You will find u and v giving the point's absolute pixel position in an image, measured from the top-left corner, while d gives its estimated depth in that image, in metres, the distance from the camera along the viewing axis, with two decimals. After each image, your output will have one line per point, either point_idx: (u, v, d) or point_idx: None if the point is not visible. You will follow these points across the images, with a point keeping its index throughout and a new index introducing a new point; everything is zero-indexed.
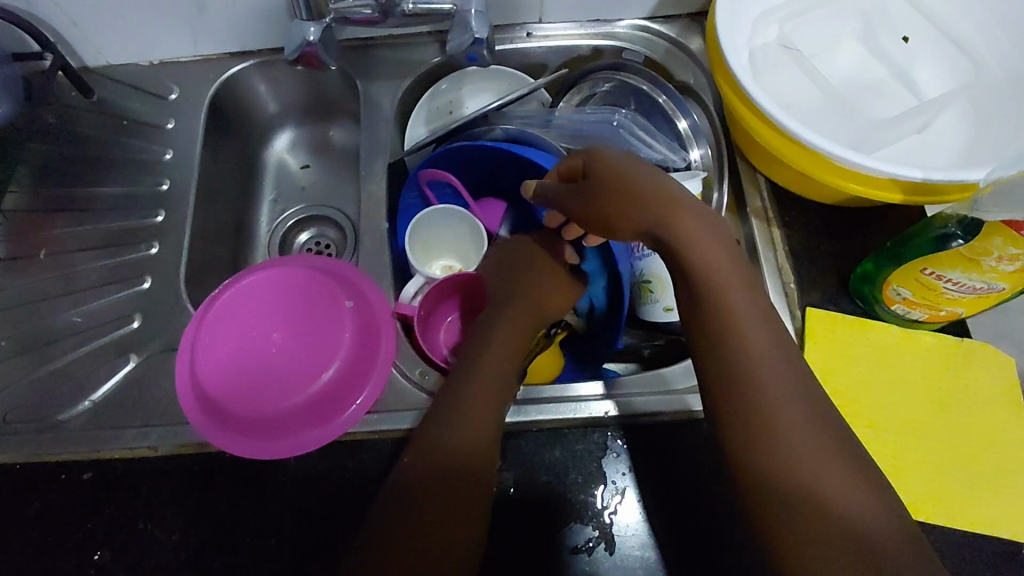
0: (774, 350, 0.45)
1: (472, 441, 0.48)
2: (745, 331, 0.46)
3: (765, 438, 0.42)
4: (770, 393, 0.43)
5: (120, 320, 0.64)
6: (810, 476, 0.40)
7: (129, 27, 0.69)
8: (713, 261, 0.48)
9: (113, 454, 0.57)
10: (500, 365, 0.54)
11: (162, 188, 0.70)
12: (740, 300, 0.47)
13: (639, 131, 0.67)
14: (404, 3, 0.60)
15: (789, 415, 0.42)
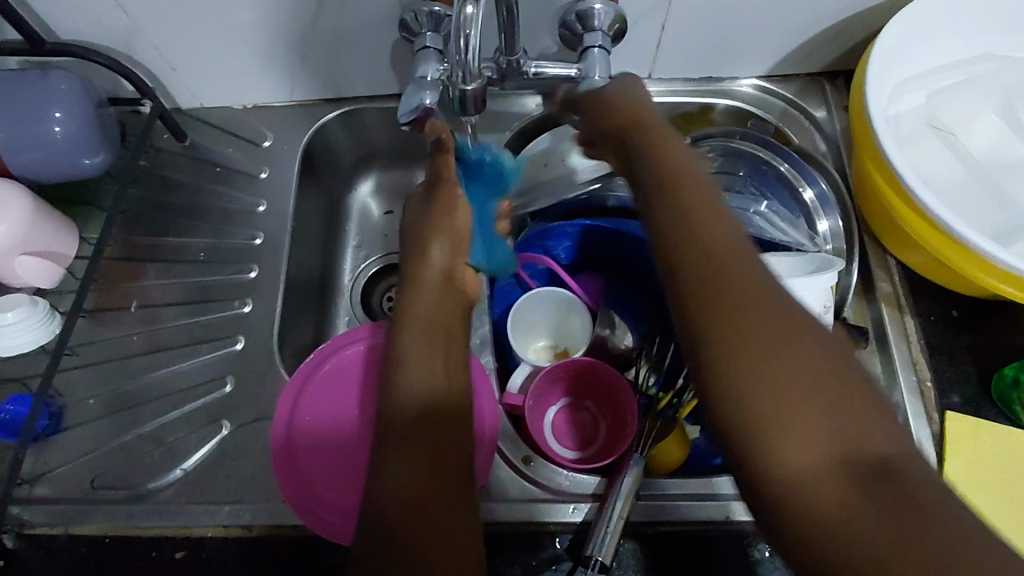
0: (755, 281, 0.40)
1: (431, 374, 0.51)
2: (720, 272, 0.41)
3: (754, 368, 0.37)
4: (755, 332, 0.38)
5: (210, 383, 0.61)
6: (810, 415, 0.36)
7: (227, 72, 0.67)
8: (686, 199, 0.45)
9: (209, 531, 0.54)
10: (422, 309, 0.54)
11: (256, 242, 0.67)
12: (718, 228, 0.43)
13: (780, 222, 0.64)
14: (527, 66, 0.57)
15: (775, 352, 0.37)
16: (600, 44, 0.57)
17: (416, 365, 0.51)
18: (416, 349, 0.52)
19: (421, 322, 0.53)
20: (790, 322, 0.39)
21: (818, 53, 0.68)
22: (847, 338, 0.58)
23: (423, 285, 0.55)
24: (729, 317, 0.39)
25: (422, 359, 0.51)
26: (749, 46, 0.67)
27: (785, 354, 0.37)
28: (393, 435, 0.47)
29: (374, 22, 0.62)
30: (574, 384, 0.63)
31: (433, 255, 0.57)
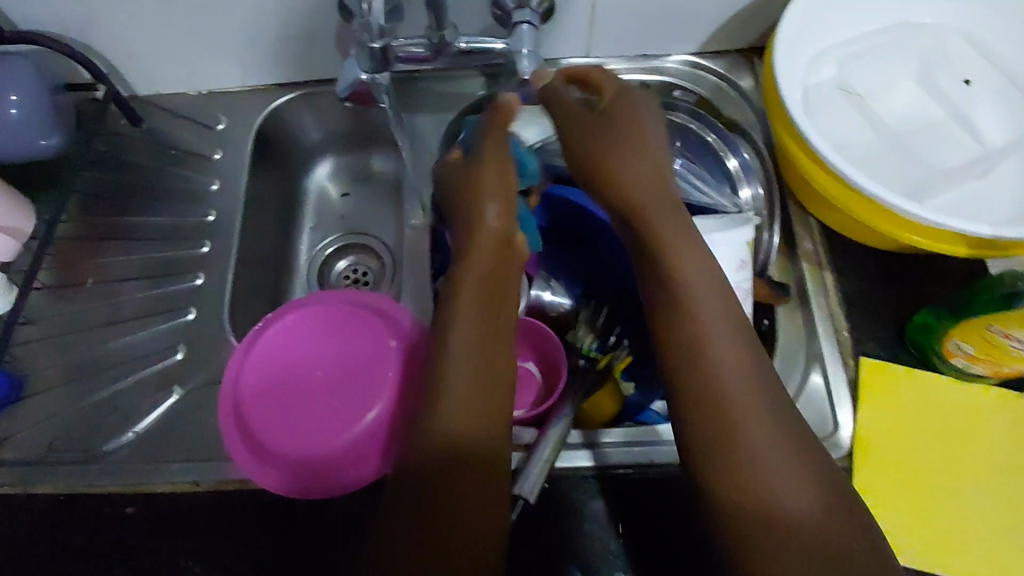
0: (728, 354, 0.47)
1: (479, 420, 0.46)
2: (710, 368, 0.46)
3: (729, 476, 0.43)
4: (742, 420, 0.44)
5: (164, 351, 0.64)
6: (763, 472, 0.42)
7: (181, 58, 0.70)
8: (689, 268, 0.50)
9: (159, 487, 0.57)
10: (466, 330, 0.49)
11: (208, 218, 0.71)
12: (718, 338, 0.48)
13: (691, 175, 0.66)
14: (458, 42, 0.60)
15: (747, 423, 0.44)
16: (528, 20, 0.60)
17: (456, 411, 0.46)
18: (464, 336, 0.49)
19: (466, 323, 0.50)
20: (750, 390, 0.46)
21: (745, 29, 0.72)
22: (767, 291, 0.61)
23: (468, 280, 0.52)
24: (721, 402, 0.45)
25: (462, 377, 0.48)
26: (678, 23, 0.70)
27: (768, 427, 0.44)
28: (429, 479, 0.44)
29: (316, 5, 0.65)
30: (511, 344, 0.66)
31: (486, 212, 0.55)
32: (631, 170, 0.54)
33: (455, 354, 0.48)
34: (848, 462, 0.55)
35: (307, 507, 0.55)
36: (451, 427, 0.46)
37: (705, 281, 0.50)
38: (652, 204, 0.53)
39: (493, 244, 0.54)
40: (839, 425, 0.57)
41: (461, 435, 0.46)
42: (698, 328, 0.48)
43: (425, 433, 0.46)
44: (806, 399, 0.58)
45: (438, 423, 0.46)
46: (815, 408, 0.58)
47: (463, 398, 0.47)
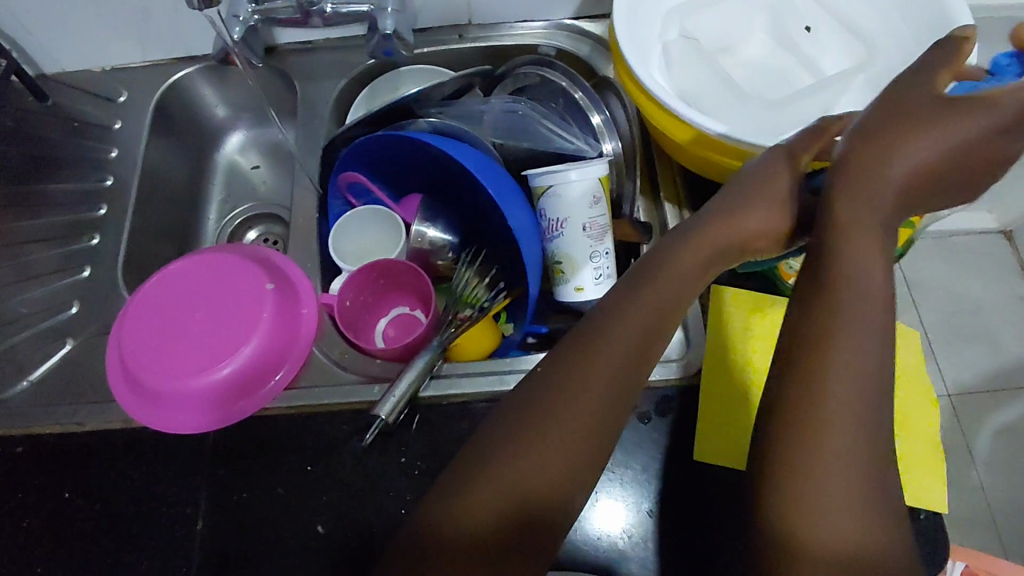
0: (861, 381, 0.42)
1: (558, 470, 0.43)
2: (817, 391, 0.42)
3: (800, 507, 0.40)
4: (821, 455, 0.41)
5: (62, 305, 0.68)
6: (830, 501, 0.40)
7: (78, 34, 0.74)
8: (858, 267, 0.46)
9: (46, 429, 0.60)
10: (595, 382, 0.45)
11: (106, 183, 0.76)
12: (850, 379, 0.42)
13: (546, 120, 0.71)
14: (324, 4, 0.64)
15: (835, 464, 0.41)
16: None
17: (538, 460, 0.43)
18: (559, 413, 0.44)
19: (589, 385, 0.45)
20: (869, 423, 0.42)
21: None
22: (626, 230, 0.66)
23: (619, 332, 0.47)
24: (835, 404, 0.42)
25: (555, 445, 0.43)
26: None
27: (849, 462, 0.41)
28: (505, 545, 0.41)
29: None
30: (389, 288, 0.69)
31: (670, 259, 0.52)
32: (914, 153, 0.48)
33: (560, 407, 0.44)
34: (696, 380, 0.59)
35: (185, 441, 0.58)
36: (513, 493, 0.42)
37: (875, 304, 0.44)
38: (854, 221, 0.47)
39: (682, 274, 0.51)
40: (690, 348, 0.61)
41: (500, 505, 0.42)
42: (847, 360, 0.42)
43: (505, 489, 0.42)
44: None
45: (519, 476, 0.42)
46: (668, 336, 0.62)
47: (553, 459, 0.43)
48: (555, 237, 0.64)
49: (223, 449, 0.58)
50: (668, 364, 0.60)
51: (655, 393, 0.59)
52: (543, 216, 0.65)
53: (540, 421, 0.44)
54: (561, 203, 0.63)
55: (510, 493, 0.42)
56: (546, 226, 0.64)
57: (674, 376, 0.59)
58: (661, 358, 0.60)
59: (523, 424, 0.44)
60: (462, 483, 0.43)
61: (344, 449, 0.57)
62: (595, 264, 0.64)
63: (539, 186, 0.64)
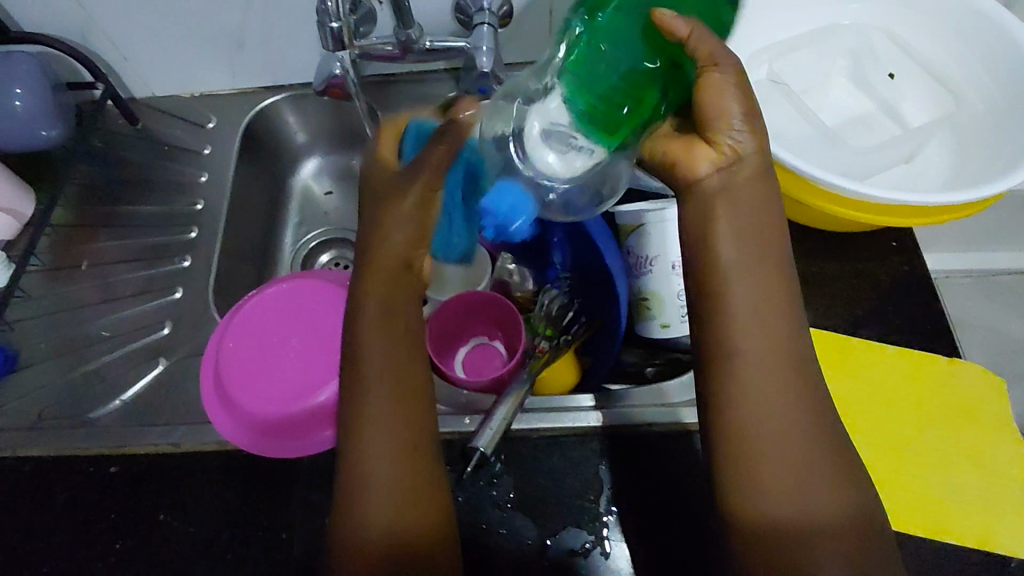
0: (765, 375, 0.47)
1: (388, 497, 0.47)
2: (740, 374, 0.47)
3: (771, 479, 0.46)
4: (762, 434, 0.46)
5: (151, 327, 0.69)
6: (784, 487, 0.45)
7: (174, 62, 0.76)
8: (751, 251, 0.48)
9: (140, 450, 0.60)
10: (384, 410, 0.49)
11: (197, 207, 0.76)
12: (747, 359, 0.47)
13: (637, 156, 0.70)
14: (423, 40, 0.66)
15: (773, 453, 0.46)
16: (488, 21, 0.66)
17: (370, 490, 0.48)
18: (379, 443, 0.48)
19: (385, 415, 0.49)
20: (800, 406, 0.47)
21: None
22: None
23: (376, 358, 0.50)
24: (758, 405, 0.46)
25: (381, 464, 0.48)
26: None
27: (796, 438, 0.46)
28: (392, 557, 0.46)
29: (299, 14, 0.71)
30: (470, 317, 0.70)
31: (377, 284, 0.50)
32: (733, 174, 0.47)
33: (375, 433, 0.49)
34: None
35: (280, 466, 0.59)
36: (375, 518, 0.47)
37: (752, 289, 0.47)
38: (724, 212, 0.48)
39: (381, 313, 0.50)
40: None
41: (385, 526, 0.47)
42: (745, 346, 0.47)
43: (354, 519, 0.47)
44: None
45: (360, 507, 0.48)
46: None
47: (381, 482, 0.48)
48: (643, 273, 0.64)
49: (318, 474, 0.59)
50: None
51: None
52: (631, 252, 0.65)
53: (363, 447, 0.48)
54: (653, 241, 0.63)
55: (389, 511, 0.47)
56: (634, 263, 0.65)
57: None
58: None
59: (346, 450, 0.49)
60: (347, 512, 0.48)
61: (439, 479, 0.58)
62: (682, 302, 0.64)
63: (629, 223, 0.65)
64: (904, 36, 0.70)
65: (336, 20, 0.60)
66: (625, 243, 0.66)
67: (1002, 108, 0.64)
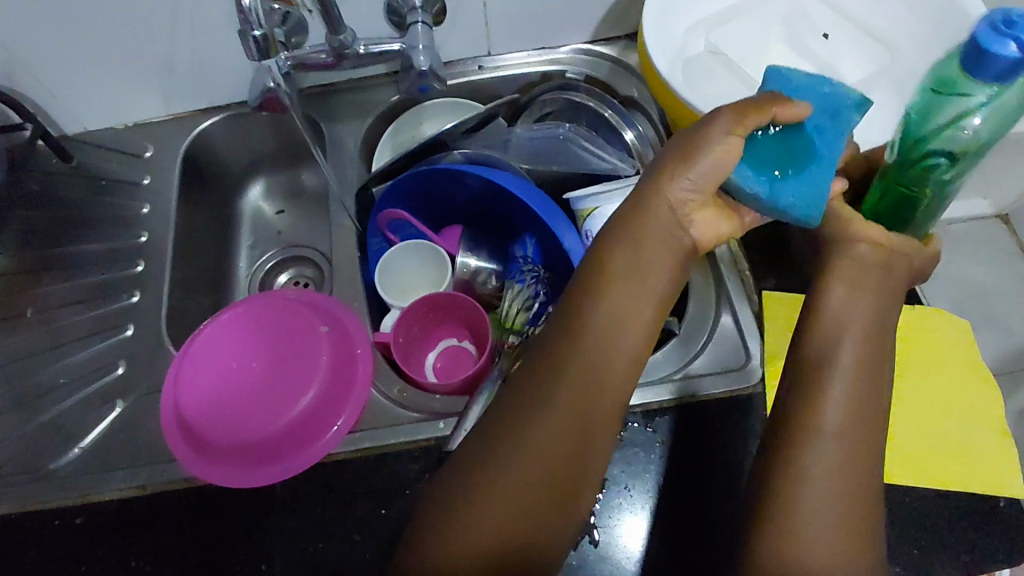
0: (857, 439, 0.47)
1: (513, 510, 0.46)
2: (846, 435, 0.47)
3: (818, 534, 0.45)
4: (810, 493, 0.46)
5: (106, 368, 0.66)
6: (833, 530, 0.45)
7: (102, 93, 0.74)
8: (872, 351, 0.50)
9: (104, 497, 0.58)
10: (563, 412, 0.48)
11: (142, 240, 0.74)
12: (830, 414, 0.48)
13: (583, 141, 0.71)
14: (357, 45, 0.65)
15: (814, 501, 0.45)
16: (421, 20, 0.66)
17: (505, 486, 0.47)
18: (546, 445, 0.47)
19: (563, 417, 0.48)
20: (860, 481, 0.46)
21: (628, 14, 0.77)
22: None
23: (588, 355, 0.48)
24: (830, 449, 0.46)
25: (534, 468, 0.47)
26: (566, 14, 0.76)
27: (851, 513, 0.45)
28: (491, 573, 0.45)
29: (226, 31, 0.69)
30: (438, 322, 0.69)
31: (618, 240, 0.49)
32: (857, 254, 0.53)
33: (545, 432, 0.48)
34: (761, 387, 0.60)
35: (254, 497, 0.56)
36: (487, 531, 0.46)
37: (861, 363, 0.49)
38: (863, 312, 0.51)
39: (664, 241, 0.49)
40: (750, 355, 0.61)
41: (500, 530, 0.46)
42: (839, 407, 0.48)
43: (458, 528, 0.46)
44: (717, 342, 0.63)
45: (471, 518, 0.46)
46: (725, 346, 0.62)
47: (523, 483, 0.47)
48: None
49: (295, 498, 0.56)
50: (733, 374, 0.60)
51: (723, 404, 0.59)
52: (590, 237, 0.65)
53: (538, 433, 0.48)
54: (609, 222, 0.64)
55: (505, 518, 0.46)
56: None
57: (740, 387, 0.59)
58: (723, 369, 0.61)
59: (510, 444, 0.48)
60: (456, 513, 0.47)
61: (419, 487, 0.56)
62: None
63: (583, 208, 0.65)
64: None
65: (260, 28, 0.56)
66: (584, 228, 0.65)
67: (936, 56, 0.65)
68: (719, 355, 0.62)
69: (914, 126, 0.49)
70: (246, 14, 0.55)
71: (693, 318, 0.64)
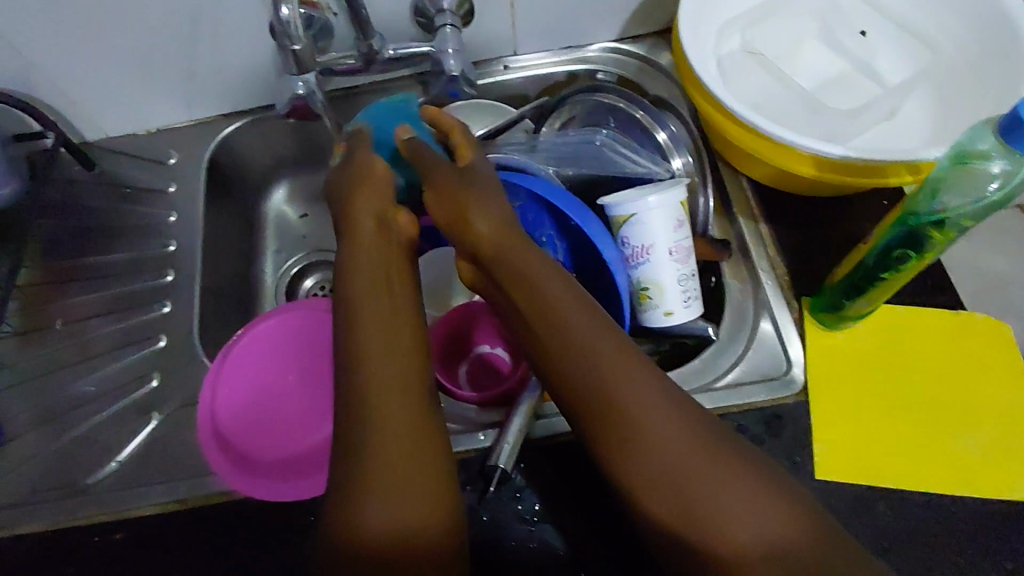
0: (632, 397, 0.45)
1: (390, 504, 0.42)
2: (606, 395, 0.45)
3: (659, 487, 0.43)
4: (639, 442, 0.44)
5: (138, 381, 0.66)
6: (662, 470, 0.43)
7: (123, 100, 0.73)
8: (558, 288, 0.50)
9: (143, 511, 0.57)
10: (390, 368, 0.47)
11: (170, 249, 0.73)
12: (610, 367, 0.46)
13: (620, 146, 0.70)
14: (386, 50, 0.64)
15: (649, 450, 0.43)
16: (450, 22, 0.65)
17: (370, 467, 0.43)
18: (382, 413, 0.44)
19: (380, 375, 0.46)
20: (674, 436, 0.43)
21: (657, 11, 0.76)
22: (709, 251, 0.65)
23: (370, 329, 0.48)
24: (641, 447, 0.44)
25: (388, 431, 0.44)
26: (594, 12, 0.74)
27: (685, 459, 0.43)
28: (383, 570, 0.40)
29: (250, 35, 0.68)
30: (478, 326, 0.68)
31: (358, 208, 0.56)
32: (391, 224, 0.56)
33: (377, 403, 0.45)
34: (804, 395, 0.59)
35: None
36: (379, 524, 0.41)
37: (575, 307, 0.49)
38: (521, 261, 0.51)
39: (376, 254, 0.53)
40: (791, 363, 0.61)
41: (385, 523, 0.41)
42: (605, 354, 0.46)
43: (353, 526, 0.41)
44: (758, 347, 0.62)
45: (360, 514, 0.41)
46: (767, 352, 0.62)
47: (387, 456, 0.43)
48: (640, 264, 0.62)
49: None
50: (774, 383, 0.59)
51: (764, 413, 0.58)
52: (625, 244, 0.63)
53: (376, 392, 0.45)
54: (646, 230, 0.61)
55: (382, 506, 0.41)
56: (630, 254, 0.63)
57: (781, 394, 0.59)
58: (763, 377, 0.60)
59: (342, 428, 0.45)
60: (342, 508, 0.42)
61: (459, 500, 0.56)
62: (683, 287, 0.62)
63: (620, 214, 0.62)
64: None
65: (297, 41, 0.55)
66: (619, 235, 0.63)
67: (979, 54, 0.64)
68: (759, 362, 0.61)
69: (939, 189, 0.48)
70: (284, 26, 0.54)
71: (732, 324, 0.64)
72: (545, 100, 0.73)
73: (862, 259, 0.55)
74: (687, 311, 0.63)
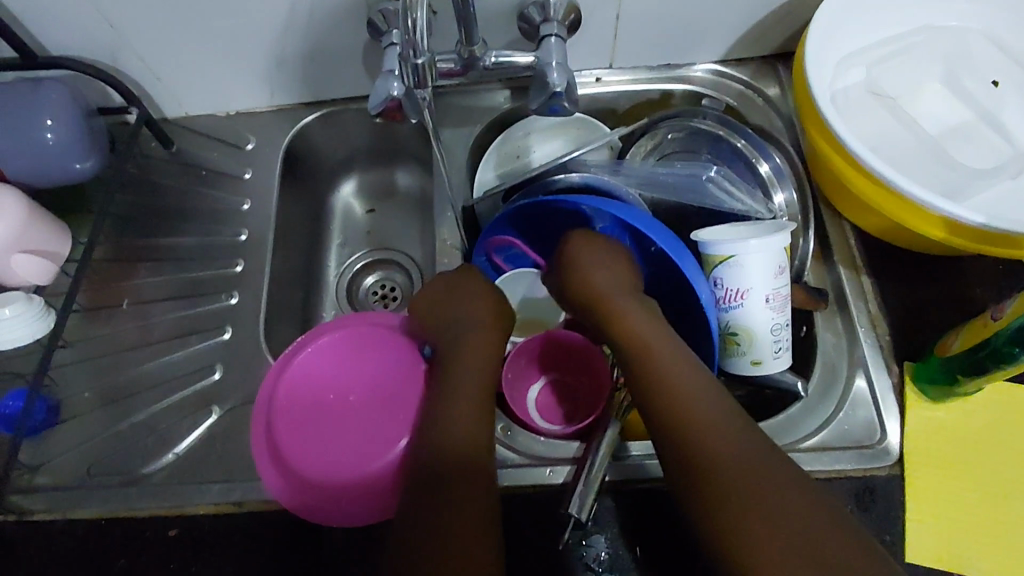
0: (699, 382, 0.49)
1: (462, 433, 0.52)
2: (680, 382, 0.49)
3: (708, 468, 0.45)
4: (695, 419, 0.47)
5: (200, 371, 0.65)
6: (716, 454, 0.45)
7: (208, 81, 0.71)
8: (652, 311, 0.55)
9: (198, 510, 0.56)
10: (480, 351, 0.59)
11: (240, 238, 0.72)
12: (680, 358, 0.51)
13: (725, 179, 0.66)
14: (488, 57, 0.60)
15: (706, 438, 0.46)
16: (556, 33, 0.61)
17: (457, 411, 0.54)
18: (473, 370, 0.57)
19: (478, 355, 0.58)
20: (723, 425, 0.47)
21: (767, 36, 0.72)
22: (805, 298, 0.61)
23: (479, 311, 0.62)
24: (684, 417, 0.48)
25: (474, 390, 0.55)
26: (700, 33, 0.70)
27: (736, 452, 0.45)
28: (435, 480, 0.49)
29: (345, 27, 0.66)
30: (573, 360, 0.65)
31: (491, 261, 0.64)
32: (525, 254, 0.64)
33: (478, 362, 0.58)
34: (898, 467, 0.55)
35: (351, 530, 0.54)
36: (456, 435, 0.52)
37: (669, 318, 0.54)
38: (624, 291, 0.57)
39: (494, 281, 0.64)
40: (886, 432, 0.57)
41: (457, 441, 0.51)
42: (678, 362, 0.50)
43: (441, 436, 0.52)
44: (850, 407, 0.58)
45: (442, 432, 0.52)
46: (860, 416, 0.58)
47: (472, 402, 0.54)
48: (731, 308, 0.59)
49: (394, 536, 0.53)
50: (866, 452, 0.56)
51: (856, 483, 0.54)
52: (717, 286, 0.59)
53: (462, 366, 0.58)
54: (743, 274, 0.57)
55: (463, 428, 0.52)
56: (722, 296, 0.59)
57: (874, 464, 0.55)
58: (857, 445, 0.56)
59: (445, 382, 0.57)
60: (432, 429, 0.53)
61: (524, 538, 0.53)
62: (775, 336, 0.59)
63: (715, 254, 0.58)
64: (1003, 37, 0.65)
65: (422, 54, 0.50)
66: (709, 275, 0.59)
67: None
68: (851, 427, 0.57)
69: None
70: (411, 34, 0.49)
71: (823, 378, 0.60)
72: (648, 120, 0.69)
73: (991, 339, 0.51)
74: (774, 362, 0.59)
